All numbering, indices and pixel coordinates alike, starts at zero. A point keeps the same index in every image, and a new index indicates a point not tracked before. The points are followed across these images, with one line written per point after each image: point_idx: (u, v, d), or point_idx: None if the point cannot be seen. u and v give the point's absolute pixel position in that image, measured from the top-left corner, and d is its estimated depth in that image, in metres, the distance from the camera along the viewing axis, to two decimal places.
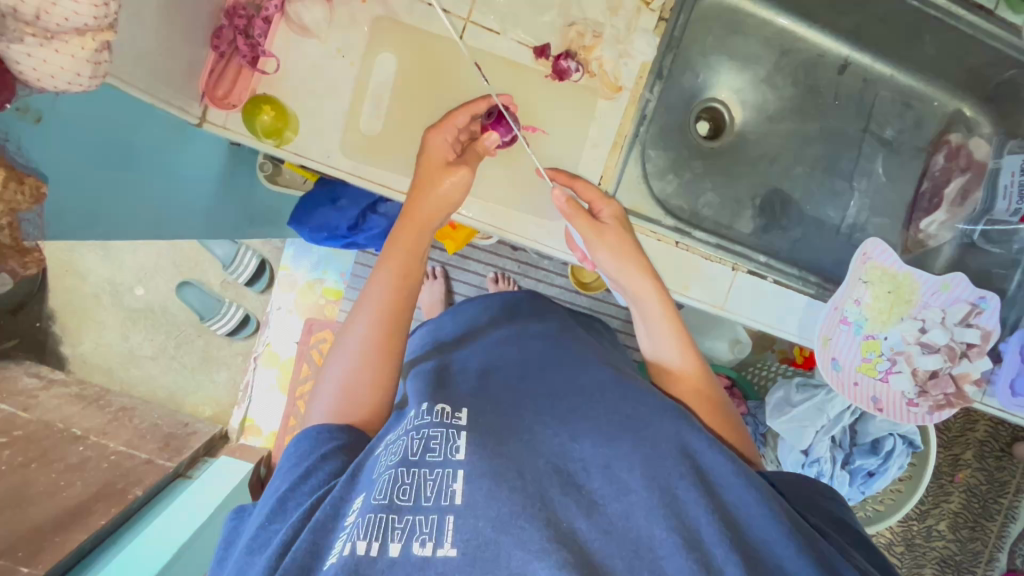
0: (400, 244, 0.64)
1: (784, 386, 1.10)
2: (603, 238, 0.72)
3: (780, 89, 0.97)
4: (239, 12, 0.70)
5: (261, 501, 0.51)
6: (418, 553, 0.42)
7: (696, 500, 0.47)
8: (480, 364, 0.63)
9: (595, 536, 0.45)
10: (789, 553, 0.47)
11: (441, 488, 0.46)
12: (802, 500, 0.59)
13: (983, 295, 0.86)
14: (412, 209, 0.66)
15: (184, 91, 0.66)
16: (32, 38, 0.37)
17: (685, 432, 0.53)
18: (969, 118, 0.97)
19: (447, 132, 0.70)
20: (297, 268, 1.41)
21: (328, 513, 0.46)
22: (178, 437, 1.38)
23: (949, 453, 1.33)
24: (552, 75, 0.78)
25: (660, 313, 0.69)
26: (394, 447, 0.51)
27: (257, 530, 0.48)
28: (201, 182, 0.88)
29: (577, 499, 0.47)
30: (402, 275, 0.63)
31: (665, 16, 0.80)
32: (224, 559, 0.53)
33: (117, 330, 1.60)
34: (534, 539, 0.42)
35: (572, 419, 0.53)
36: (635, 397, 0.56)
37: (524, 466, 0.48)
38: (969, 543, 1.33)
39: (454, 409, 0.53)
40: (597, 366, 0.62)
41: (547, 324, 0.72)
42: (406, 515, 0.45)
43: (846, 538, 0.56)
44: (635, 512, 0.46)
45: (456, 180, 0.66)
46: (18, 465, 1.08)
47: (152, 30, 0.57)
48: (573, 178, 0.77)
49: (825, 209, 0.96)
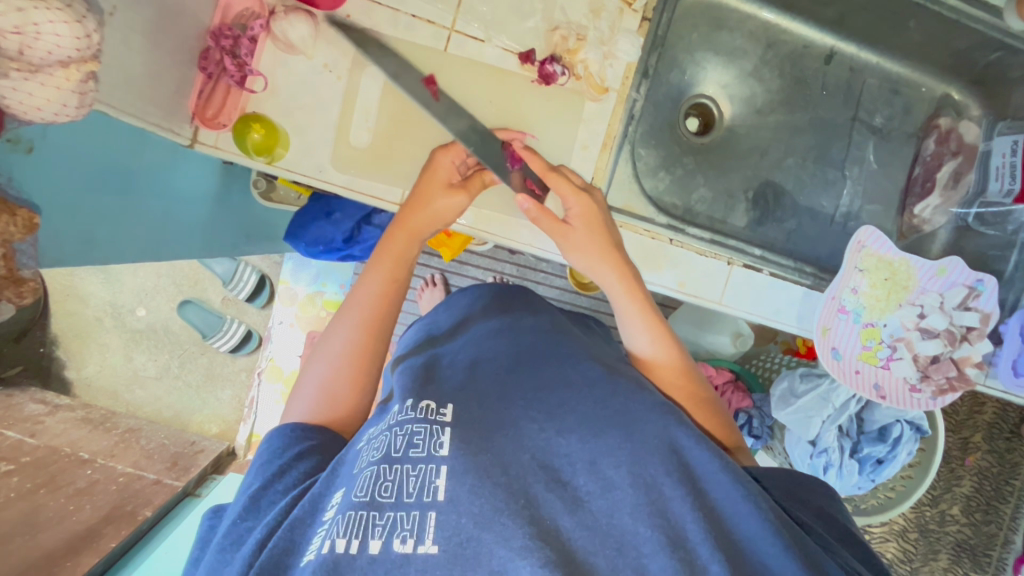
0: (390, 251, 0.67)
1: (788, 376, 1.08)
2: (567, 240, 0.73)
3: (767, 82, 0.97)
4: (225, 32, 0.69)
5: (234, 499, 0.52)
6: (398, 550, 0.43)
7: (682, 499, 0.48)
8: (470, 357, 0.63)
9: (579, 534, 0.45)
10: (773, 552, 0.47)
11: (424, 483, 0.46)
12: (789, 494, 0.59)
13: (981, 277, 0.85)
14: (406, 218, 0.68)
15: (174, 113, 0.67)
16: (17, 72, 0.37)
17: (673, 428, 0.53)
18: (957, 101, 0.97)
19: (454, 155, 0.73)
20: (296, 282, 1.42)
21: (305, 511, 0.47)
22: (186, 455, 1.41)
23: (959, 436, 1.35)
24: (538, 79, 0.78)
25: (625, 299, 0.71)
26: (376, 441, 0.51)
27: (230, 527, 0.49)
28: (197, 202, 0.88)
29: (561, 495, 0.48)
30: (390, 281, 0.66)
31: (648, 16, 0.81)
32: (201, 557, 0.53)
33: (121, 352, 1.61)
34: (516, 536, 0.43)
35: (559, 413, 0.54)
36: (625, 393, 0.56)
37: (509, 463, 0.49)
38: (982, 526, 1.30)
39: (439, 405, 0.54)
40: (588, 360, 0.62)
41: (539, 318, 0.72)
42: (387, 512, 0.45)
43: (833, 532, 0.57)
44: (619, 509, 0.47)
45: (454, 203, 0.70)
46: (27, 491, 1.06)
47: (140, 54, 0.58)
48: (548, 170, 0.74)
49: (819, 199, 0.96)
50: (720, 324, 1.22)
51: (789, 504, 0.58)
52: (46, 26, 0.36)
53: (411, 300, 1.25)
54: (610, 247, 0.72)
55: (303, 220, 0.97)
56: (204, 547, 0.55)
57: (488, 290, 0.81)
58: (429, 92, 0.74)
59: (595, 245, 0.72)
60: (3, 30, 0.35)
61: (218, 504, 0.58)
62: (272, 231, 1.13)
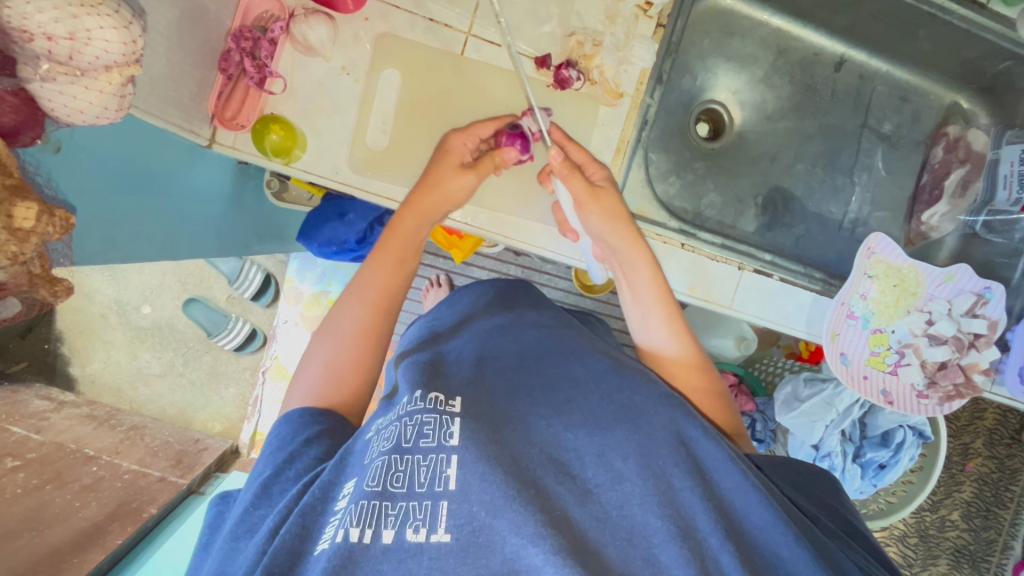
0: (399, 232, 0.67)
1: (792, 381, 1.09)
2: (597, 201, 0.72)
3: (778, 88, 0.98)
4: (245, 34, 0.70)
5: (247, 486, 0.53)
6: (411, 539, 0.43)
7: (691, 490, 0.49)
8: (476, 351, 0.63)
9: (590, 524, 0.46)
10: (787, 541, 0.48)
11: (435, 473, 0.47)
12: (792, 485, 0.60)
13: (989, 285, 0.86)
14: (416, 198, 0.68)
15: (194, 114, 0.67)
16: (64, 77, 0.40)
17: (679, 419, 0.54)
18: (966, 109, 0.98)
19: (470, 138, 0.72)
20: (301, 281, 1.41)
21: (316, 499, 0.47)
22: (191, 453, 1.41)
23: (959, 442, 1.34)
24: (553, 84, 0.78)
25: (650, 289, 0.70)
26: (386, 432, 0.51)
27: (243, 515, 0.49)
28: (213, 204, 0.89)
29: (571, 488, 0.48)
30: (397, 261, 0.66)
31: (663, 22, 0.82)
32: (209, 542, 0.54)
33: (125, 349, 1.61)
34: (528, 524, 0.43)
35: (566, 410, 0.54)
36: (630, 388, 0.56)
37: (519, 454, 0.49)
38: (982, 532, 1.31)
39: (448, 396, 0.54)
40: (594, 355, 0.62)
41: (544, 314, 0.73)
42: (399, 502, 0.45)
43: (840, 526, 0.57)
44: (629, 500, 0.47)
45: (466, 182, 0.70)
46: (33, 488, 1.07)
47: (164, 54, 0.59)
48: (568, 139, 0.76)
49: (827, 205, 0.97)
50: (725, 328, 1.21)
51: (792, 492, 0.59)
52: (97, 31, 0.39)
53: (418, 299, 1.25)
54: (624, 218, 0.72)
55: (316, 220, 0.98)
56: (212, 533, 0.55)
57: (492, 286, 0.82)
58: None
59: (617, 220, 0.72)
60: (56, 36, 0.38)
61: (225, 491, 0.58)
62: (284, 231, 1.13)
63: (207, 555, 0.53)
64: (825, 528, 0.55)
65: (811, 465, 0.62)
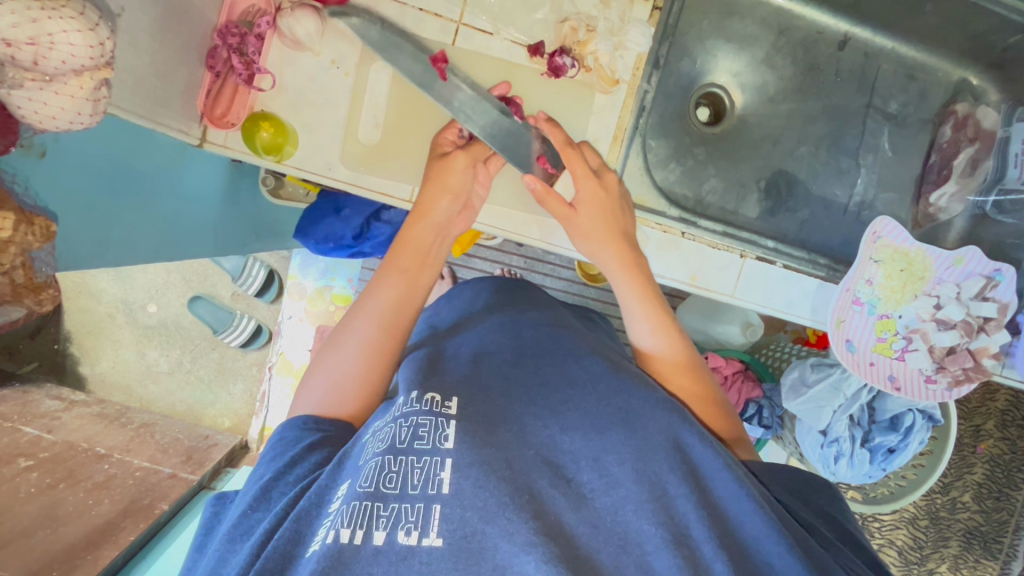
0: (411, 240, 0.68)
1: (799, 366, 1.08)
2: (574, 223, 0.73)
3: (780, 69, 0.95)
4: (232, 30, 0.69)
5: (245, 488, 0.52)
6: (403, 542, 0.43)
7: (686, 496, 0.48)
8: (473, 350, 0.63)
9: (583, 530, 0.46)
10: (777, 551, 0.47)
11: (428, 476, 0.47)
12: (790, 492, 0.60)
13: (999, 267, 0.84)
14: (426, 207, 0.70)
15: (183, 113, 0.67)
16: (32, 82, 0.39)
17: (677, 424, 0.53)
18: (975, 86, 0.96)
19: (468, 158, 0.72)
20: (305, 277, 1.41)
21: (312, 503, 0.47)
22: (200, 448, 1.42)
23: (970, 424, 1.31)
24: (547, 72, 0.77)
25: (626, 282, 0.71)
26: (381, 434, 0.51)
27: (240, 518, 0.49)
28: (207, 202, 0.88)
29: (566, 492, 0.48)
30: (404, 271, 0.66)
31: (658, 4, 0.80)
32: (203, 545, 0.54)
33: (133, 348, 1.62)
34: (520, 532, 0.43)
35: (563, 411, 0.53)
36: (627, 389, 0.56)
37: (512, 456, 0.49)
38: (993, 513, 1.30)
39: (444, 398, 0.53)
40: (591, 356, 0.61)
41: (541, 314, 0.72)
42: (392, 504, 0.45)
43: (836, 531, 0.57)
44: (624, 505, 0.47)
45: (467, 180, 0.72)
46: (47, 486, 1.08)
47: (147, 55, 0.57)
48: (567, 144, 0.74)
49: (831, 188, 0.95)
50: (730, 315, 1.19)
51: (789, 499, 0.58)
52: (60, 35, 0.38)
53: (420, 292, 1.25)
54: (613, 233, 0.73)
55: (312, 217, 0.97)
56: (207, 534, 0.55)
57: (490, 284, 0.81)
58: (437, 70, 0.72)
59: (599, 231, 0.73)
60: (17, 41, 0.37)
61: (221, 492, 0.58)
62: (283, 228, 1.12)
63: (201, 558, 0.53)
64: (821, 536, 0.54)
65: (810, 473, 0.61)
